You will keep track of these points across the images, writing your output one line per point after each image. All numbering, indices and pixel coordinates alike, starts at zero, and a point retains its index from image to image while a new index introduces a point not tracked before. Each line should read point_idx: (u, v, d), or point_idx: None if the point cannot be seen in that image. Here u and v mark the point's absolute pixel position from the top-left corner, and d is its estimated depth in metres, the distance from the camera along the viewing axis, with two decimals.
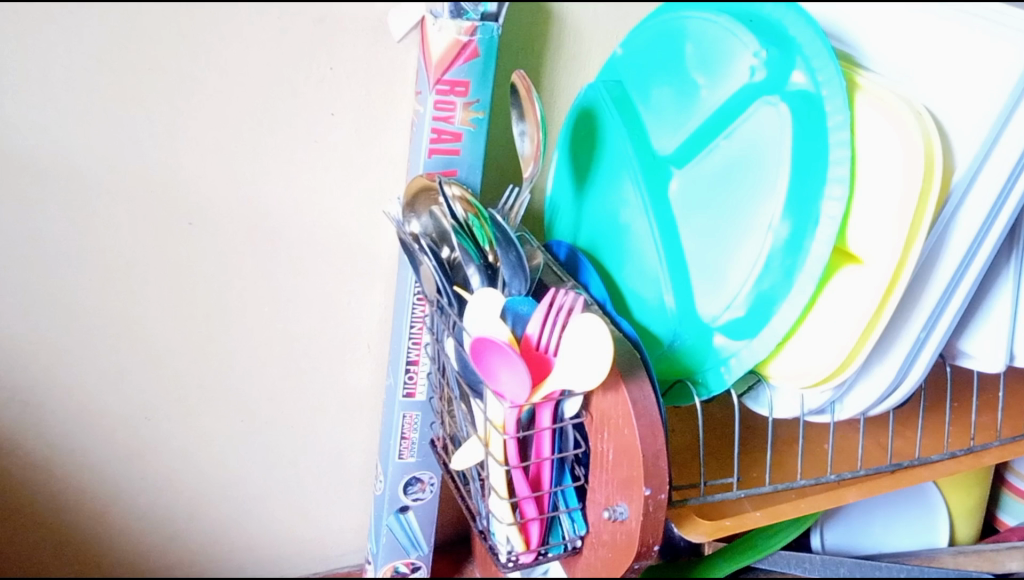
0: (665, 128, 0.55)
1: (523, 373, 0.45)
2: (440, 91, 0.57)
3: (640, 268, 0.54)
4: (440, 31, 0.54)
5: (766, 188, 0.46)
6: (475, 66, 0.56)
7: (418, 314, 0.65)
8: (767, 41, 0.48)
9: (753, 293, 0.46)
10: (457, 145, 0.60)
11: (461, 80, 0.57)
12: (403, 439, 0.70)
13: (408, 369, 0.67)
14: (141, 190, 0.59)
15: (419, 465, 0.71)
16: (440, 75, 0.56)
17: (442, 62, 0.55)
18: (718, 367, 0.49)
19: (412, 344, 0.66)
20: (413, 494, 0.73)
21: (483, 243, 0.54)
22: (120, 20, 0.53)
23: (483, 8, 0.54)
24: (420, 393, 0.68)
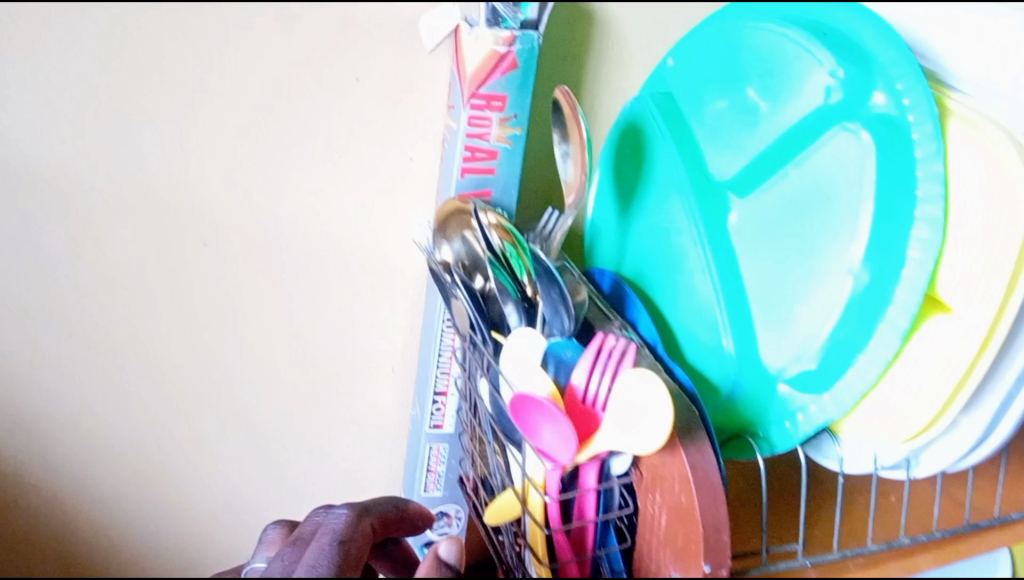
0: (720, 148, 0.49)
1: (569, 434, 0.41)
2: (475, 106, 0.52)
3: (691, 303, 0.49)
4: (475, 40, 0.50)
5: (845, 228, 0.41)
6: (512, 78, 0.51)
7: (447, 344, 0.60)
8: (844, 58, 0.43)
9: (829, 344, 0.41)
10: (491, 164, 0.54)
11: (497, 94, 0.52)
12: (429, 472, 0.65)
13: (435, 400, 0.62)
14: (151, 209, 0.54)
15: (446, 499, 0.66)
16: (475, 89, 0.51)
17: (478, 75, 0.50)
18: (783, 421, 0.44)
19: (440, 374, 0.61)
20: (439, 529, 0.67)
21: (521, 275, 0.49)
22: (126, 19, 0.49)
23: (522, 15, 0.51)
24: (447, 425, 0.63)
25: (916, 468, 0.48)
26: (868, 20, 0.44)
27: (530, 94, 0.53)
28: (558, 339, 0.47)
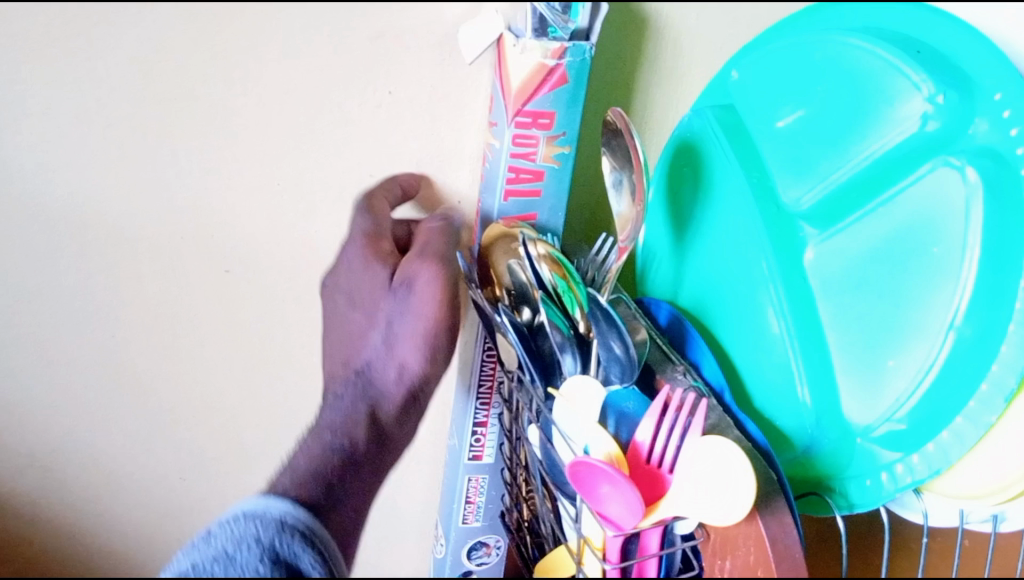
0: (792, 172, 0.45)
1: (635, 502, 0.37)
2: (520, 124, 0.46)
3: (757, 345, 0.45)
4: (519, 53, 0.43)
5: (945, 278, 0.37)
6: (562, 94, 0.45)
7: (488, 373, 0.53)
8: (943, 81, 0.38)
9: (923, 404, 0.38)
10: (538, 185, 0.49)
11: (545, 111, 0.45)
12: (468, 503, 0.58)
13: (475, 432, 0.55)
14: (171, 237, 0.49)
15: (486, 529, 0.60)
16: (520, 106, 0.45)
17: (524, 91, 0.44)
18: (864, 477, 0.41)
19: (480, 405, 0.54)
20: (477, 558, 0.61)
21: (573, 311, 0.44)
22: (141, 36, 0.42)
23: (573, 23, 0.44)
24: (488, 456, 0.56)
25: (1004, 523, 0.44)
26: (964, 29, 0.39)
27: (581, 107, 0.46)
28: (616, 387, 0.43)
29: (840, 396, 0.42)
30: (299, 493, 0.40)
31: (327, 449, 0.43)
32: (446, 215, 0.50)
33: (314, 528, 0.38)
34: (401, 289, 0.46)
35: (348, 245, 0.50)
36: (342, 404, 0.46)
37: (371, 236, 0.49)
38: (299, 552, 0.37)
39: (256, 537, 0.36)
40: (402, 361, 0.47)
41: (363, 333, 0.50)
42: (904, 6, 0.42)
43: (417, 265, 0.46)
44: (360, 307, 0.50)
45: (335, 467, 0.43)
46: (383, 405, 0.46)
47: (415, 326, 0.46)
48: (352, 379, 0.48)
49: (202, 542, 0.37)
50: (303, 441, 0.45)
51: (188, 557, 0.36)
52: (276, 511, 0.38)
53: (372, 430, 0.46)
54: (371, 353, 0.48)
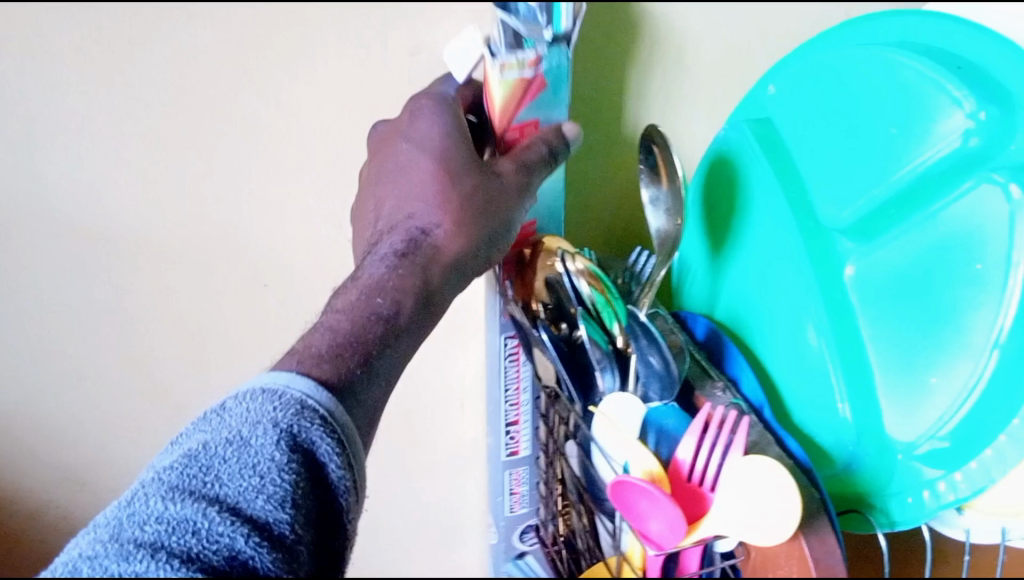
0: (830, 188, 0.45)
1: (677, 521, 0.37)
2: (508, 141, 0.42)
3: (796, 361, 0.45)
4: (496, 76, 0.38)
5: (988, 296, 0.37)
6: (543, 97, 0.40)
7: (512, 373, 0.51)
8: (985, 96, 0.37)
9: (963, 424, 0.38)
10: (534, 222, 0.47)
11: (529, 120, 0.41)
12: (512, 496, 0.57)
13: (508, 431, 0.53)
14: (200, 260, 0.47)
15: (536, 512, 0.59)
16: (506, 122, 0.41)
17: (506, 108, 0.40)
18: (905, 494, 0.42)
19: (509, 406, 0.52)
20: (530, 539, 0.61)
21: (612, 325, 0.43)
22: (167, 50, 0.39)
23: (552, 32, 0.38)
24: (525, 450, 0.55)
25: None
26: (1009, 47, 0.38)
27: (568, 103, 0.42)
28: (656, 403, 0.43)
29: (882, 413, 0.42)
30: (325, 375, 0.31)
31: (364, 316, 0.34)
32: (552, 148, 0.40)
33: (341, 419, 0.30)
34: (494, 181, 0.38)
35: (419, 93, 0.40)
36: (391, 263, 0.36)
37: (448, 101, 0.40)
38: (320, 441, 0.29)
39: (271, 421, 0.28)
40: (469, 233, 0.37)
41: (408, 178, 0.39)
42: (941, 19, 0.41)
43: (508, 166, 0.39)
44: (428, 153, 0.39)
45: (373, 337, 0.33)
46: (438, 269, 0.37)
47: (498, 201, 0.38)
48: (404, 232, 0.37)
49: (215, 415, 0.30)
50: (335, 298, 0.35)
51: (197, 435, 0.29)
52: (297, 391, 0.29)
53: (424, 296, 0.36)
54: (428, 206, 0.38)
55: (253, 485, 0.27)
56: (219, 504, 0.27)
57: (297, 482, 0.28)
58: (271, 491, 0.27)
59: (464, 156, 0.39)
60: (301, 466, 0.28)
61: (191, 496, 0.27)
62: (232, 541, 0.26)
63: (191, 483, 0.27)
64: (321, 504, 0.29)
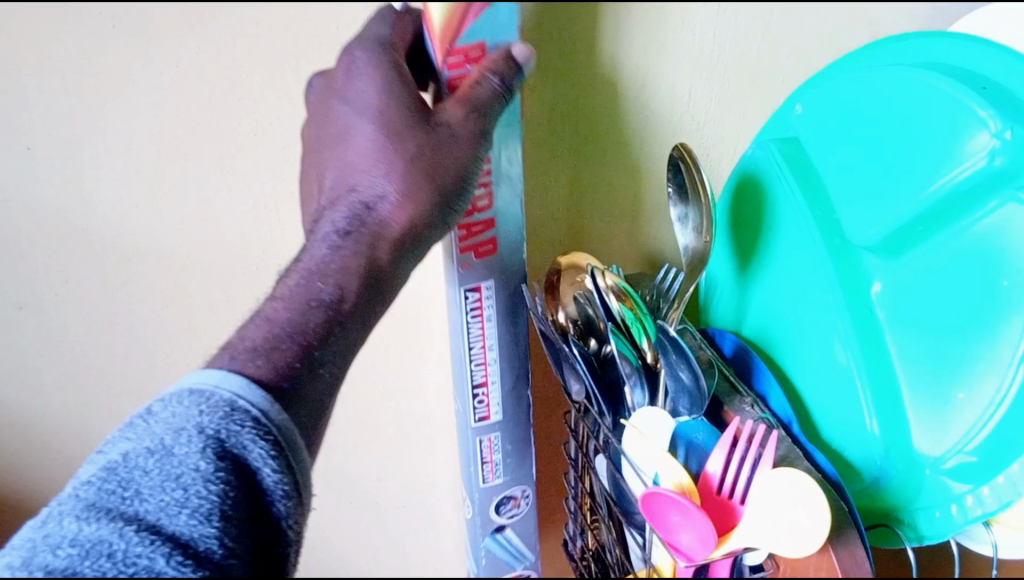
0: (857, 205, 0.45)
1: (707, 533, 0.38)
2: (452, 66, 0.37)
3: (825, 377, 0.46)
4: None
5: (1015, 314, 0.38)
6: (494, 12, 0.35)
7: (475, 335, 0.49)
8: (1010, 116, 0.38)
9: (990, 437, 0.39)
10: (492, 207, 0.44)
11: (475, 40, 0.36)
12: (485, 464, 0.56)
13: (476, 394, 0.52)
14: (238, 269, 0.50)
15: (511, 482, 0.59)
16: (448, 45, 0.35)
17: (450, 23, 0.34)
18: (934, 509, 0.43)
19: (475, 367, 0.51)
20: (507, 511, 0.61)
21: (641, 341, 0.44)
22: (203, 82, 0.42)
23: None
24: (495, 415, 0.54)
25: None
26: None
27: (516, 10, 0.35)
28: (685, 418, 0.43)
29: (910, 429, 0.43)
30: (259, 374, 0.34)
31: (306, 304, 0.37)
32: (507, 81, 0.36)
33: (280, 422, 0.33)
34: (441, 131, 0.37)
35: (354, 43, 0.39)
36: (335, 243, 0.38)
37: (384, 45, 0.38)
38: (248, 446, 0.32)
39: (198, 427, 0.31)
40: (415, 200, 0.38)
41: (352, 141, 0.39)
42: (966, 40, 0.41)
43: (456, 112, 0.36)
44: (366, 114, 0.38)
45: (316, 325, 0.37)
46: (383, 246, 0.39)
47: (445, 160, 0.37)
48: (347, 207, 0.39)
49: (142, 421, 0.32)
50: (280, 282, 0.38)
51: (121, 445, 0.32)
52: (227, 393, 0.33)
53: (369, 277, 0.38)
54: (370, 179, 0.39)
55: (176, 499, 0.30)
56: (138, 522, 0.29)
57: (226, 491, 0.31)
58: (194, 504, 0.30)
59: (405, 115, 0.38)
60: (230, 472, 0.31)
61: (108, 515, 0.29)
62: (151, 562, 0.28)
63: (109, 501, 0.30)
64: (254, 506, 0.32)
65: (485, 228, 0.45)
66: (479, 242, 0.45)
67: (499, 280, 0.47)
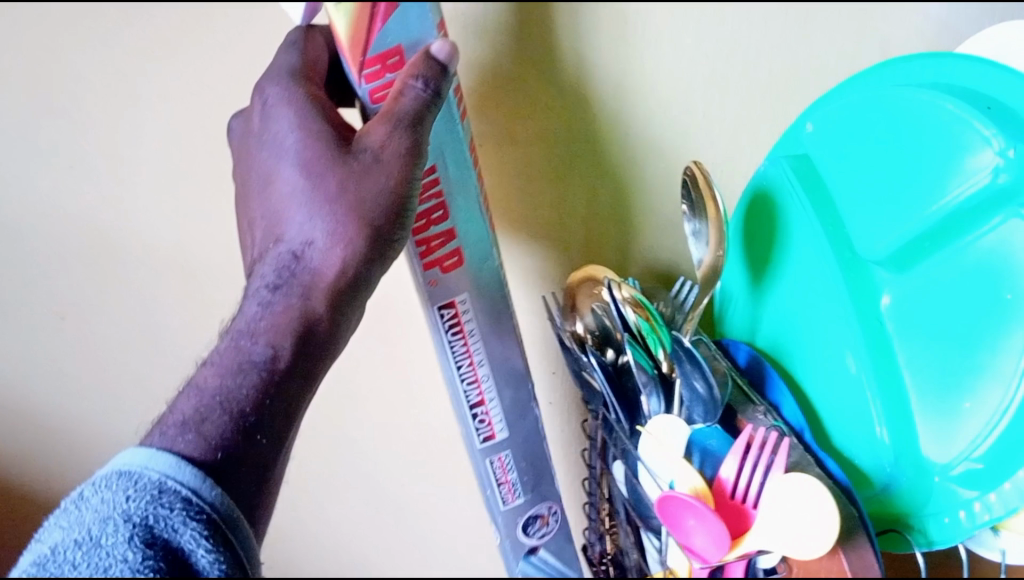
0: (869, 221, 0.46)
1: (721, 535, 0.39)
2: (370, 76, 0.39)
3: (837, 388, 0.47)
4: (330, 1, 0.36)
5: (1017, 325, 0.40)
6: (397, 19, 0.38)
7: (460, 351, 0.53)
8: (1012, 136, 0.39)
9: (996, 444, 0.40)
10: (449, 221, 0.46)
11: (389, 51, 0.39)
12: (502, 485, 0.60)
13: (474, 414, 0.56)
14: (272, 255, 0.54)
15: (531, 502, 0.62)
16: (360, 53, 0.38)
17: (356, 33, 0.37)
18: (941, 516, 0.44)
19: (467, 385, 0.55)
20: (537, 531, 0.65)
21: (656, 351, 0.45)
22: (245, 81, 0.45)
23: None
24: (499, 434, 0.57)
25: None
26: None
27: (427, 19, 0.38)
28: (700, 425, 0.45)
29: (919, 437, 0.44)
30: (190, 448, 0.36)
31: (238, 365, 0.39)
32: (432, 84, 0.38)
33: (213, 499, 0.35)
34: (364, 157, 0.40)
35: (264, 78, 0.42)
36: (269, 296, 0.42)
37: (297, 80, 0.41)
38: (178, 528, 0.33)
39: (125, 515, 0.33)
40: (343, 240, 0.41)
41: (278, 189, 0.42)
42: (963, 58, 0.42)
43: (379, 134, 0.39)
44: (289, 159, 0.42)
45: (247, 387, 0.39)
46: (316, 290, 0.42)
47: (367, 194, 0.40)
48: (279, 258, 0.42)
49: (72, 508, 0.34)
50: (216, 345, 0.41)
51: (56, 533, 0.33)
52: (155, 473, 0.34)
53: (301, 328, 0.41)
54: (299, 225, 0.42)
55: None
56: None
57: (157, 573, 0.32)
58: None
59: (327, 153, 0.41)
60: (157, 556, 0.32)
61: None
62: None
63: None
64: None
65: (446, 240, 0.47)
66: (442, 257, 0.48)
67: (472, 294, 0.50)
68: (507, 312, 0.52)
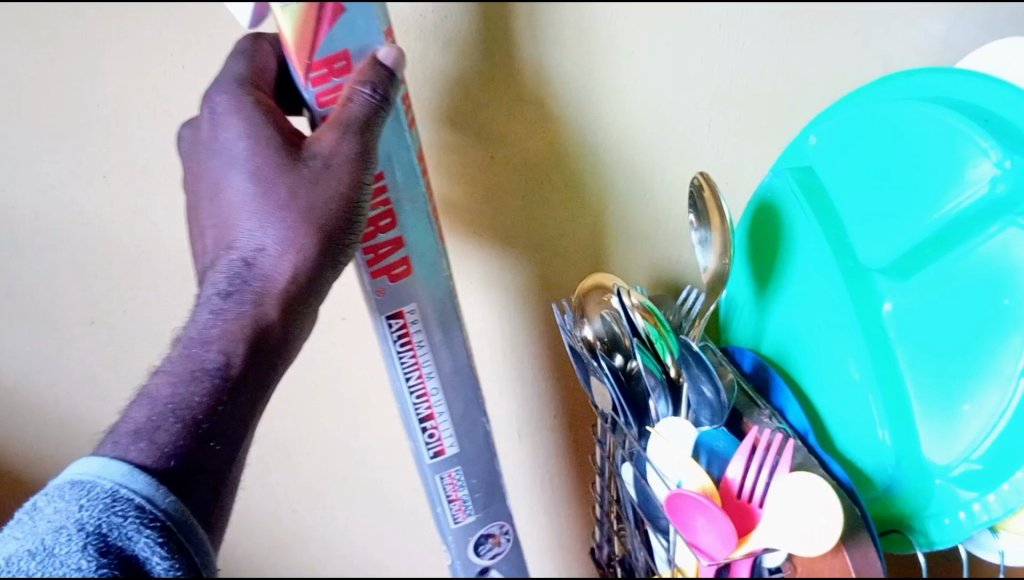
0: (871, 230, 0.48)
1: (729, 531, 0.40)
2: (316, 78, 0.41)
3: (839, 392, 0.49)
4: (275, 7, 0.36)
5: (1014, 331, 0.41)
6: (343, 28, 0.38)
7: (410, 367, 0.56)
8: (1009, 147, 0.41)
9: (996, 445, 0.42)
10: (397, 231, 0.48)
11: (336, 55, 0.40)
12: (453, 502, 0.64)
13: (425, 429, 0.59)
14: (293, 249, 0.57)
15: (482, 520, 0.66)
16: (307, 57, 0.39)
17: (302, 41, 0.38)
18: (942, 517, 0.46)
19: (418, 399, 0.58)
20: (488, 550, 0.69)
21: (665, 356, 0.46)
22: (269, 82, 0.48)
23: None
24: (449, 449, 0.61)
25: None
26: None
27: (374, 26, 0.39)
28: (707, 427, 0.46)
29: (920, 439, 0.45)
30: (143, 456, 0.39)
31: (191, 373, 0.43)
32: (380, 90, 0.40)
33: (167, 506, 0.38)
34: (315, 162, 0.42)
35: (214, 87, 0.44)
36: (220, 305, 0.45)
37: (244, 87, 0.43)
38: (131, 536, 0.36)
39: (78, 525, 0.36)
40: (295, 247, 0.44)
41: (229, 197, 0.45)
42: (967, 75, 0.44)
43: (329, 140, 0.41)
44: (238, 167, 0.44)
45: (200, 394, 0.42)
46: (268, 298, 0.45)
47: (316, 200, 0.43)
48: (229, 266, 0.46)
49: (28, 517, 0.37)
50: (170, 353, 0.44)
51: (14, 541, 0.36)
52: (108, 482, 0.37)
53: (252, 339, 0.45)
54: (249, 234, 0.45)
55: None
56: None
57: None
58: None
59: (278, 155, 0.43)
60: (111, 564, 0.36)
61: None
62: None
63: None
64: None
65: (394, 248, 0.49)
66: (391, 265, 0.50)
67: (420, 302, 0.52)
68: (456, 324, 0.55)
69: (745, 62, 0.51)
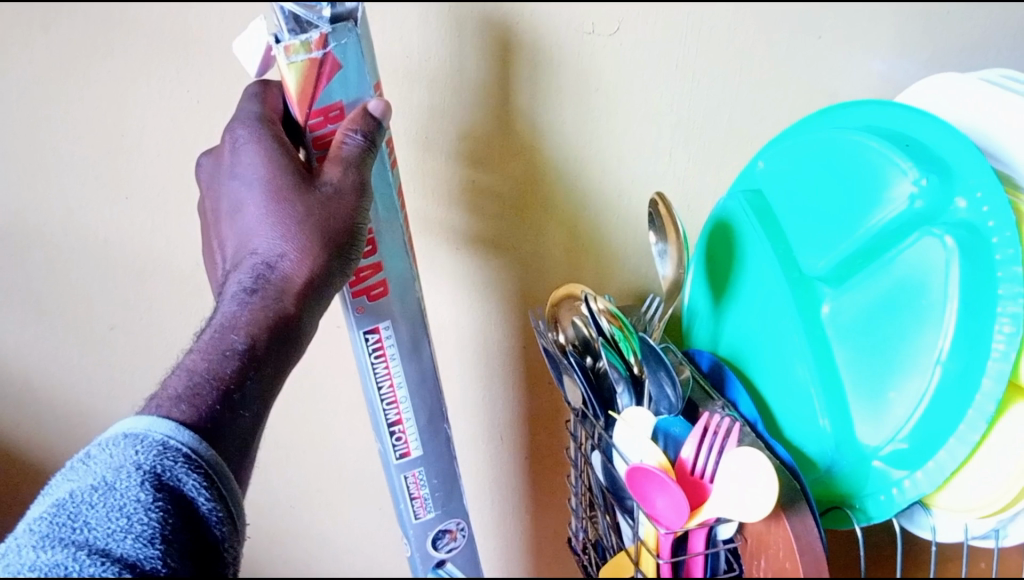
0: (812, 246, 0.54)
1: (682, 503, 0.46)
2: (315, 124, 0.48)
3: (787, 387, 0.54)
4: (285, 60, 0.44)
5: (931, 324, 0.47)
6: (340, 83, 0.46)
7: (381, 375, 0.58)
8: (926, 168, 0.47)
9: (917, 428, 0.48)
10: (378, 255, 0.53)
11: (332, 105, 0.47)
12: (414, 499, 0.66)
13: (392, 431, 0.61)
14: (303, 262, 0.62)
15: (442, 517, 0.68)
16: (307, 108, 0.47)
17: (305, 91, 0.46)
18: (877, 495, 0.51)
19: (388, 405, 0.60)
20: (445, 546, 0.70)
21: (628, 355, 0.52)
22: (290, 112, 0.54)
23: (323, 11, 0.44)
24: (414, 451, 0.63)
25: (1005, 537, 0.52)
26: (947, 130, 0.47)
27: (367, 82, 0.47)
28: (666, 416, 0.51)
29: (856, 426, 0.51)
30: (183, 416, 0.41)
31: (222, 352, 0.44)
32: (370, 136, 0.47)
33: (208, 456, 0.40)
34: (325, 192, 0.46)
35: (235, 121, 0.49)
36: (244, 299, 0.46)
37: (261, 121, 0.49)
38: (182, 477, 0.39)
39: (136, 464, 0.38)
40: (313, 254, 0.46)
41: (249, 213, 0.48)
42: (897, 108, 0.51)
43: (333, 174, 0.47)
44: (259, 187, 0.47)
45: (230, 369, 0.43)
46: (287, 294, 0.46)
47: (330, 215, 0.47)
48: (253, 268, 0.47)
49: (81, 465, 0.39)
50: (199, 338, 0.45)
51: (66, 484, 0.38)
52: (158, 434, 0.39)
53: (278, 326, 0.45)
54: (270, 243, 0.47)
55: (120, 526, 0.36)
56: (90, 548, 0.35)
57: (165, 518, 0.37)
58: (138, 530, 0.36)
59: (293, 180, 0.47)
60: (167, 501, 0.38)
61: (61, 543, 0.35)
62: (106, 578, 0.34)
63: (62, 531, 0.36)
64: (195, 529, 0.39)
65: (374, 273, 0.53)
66: (371, 285, 0.54)
67: (395, 320, 0.56)
68: (425, 339, 0.58)
69: (706, 92, 0.57)
